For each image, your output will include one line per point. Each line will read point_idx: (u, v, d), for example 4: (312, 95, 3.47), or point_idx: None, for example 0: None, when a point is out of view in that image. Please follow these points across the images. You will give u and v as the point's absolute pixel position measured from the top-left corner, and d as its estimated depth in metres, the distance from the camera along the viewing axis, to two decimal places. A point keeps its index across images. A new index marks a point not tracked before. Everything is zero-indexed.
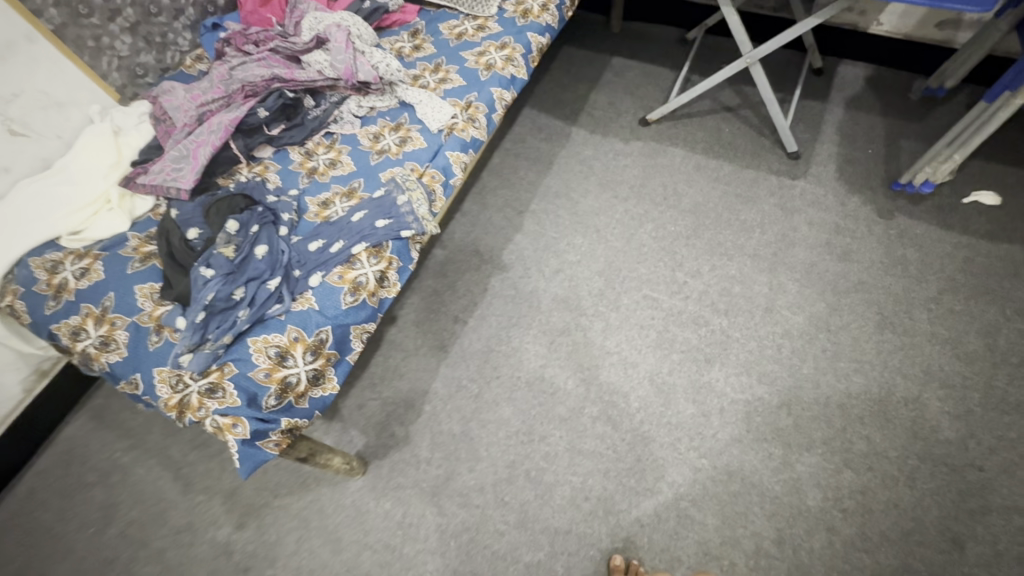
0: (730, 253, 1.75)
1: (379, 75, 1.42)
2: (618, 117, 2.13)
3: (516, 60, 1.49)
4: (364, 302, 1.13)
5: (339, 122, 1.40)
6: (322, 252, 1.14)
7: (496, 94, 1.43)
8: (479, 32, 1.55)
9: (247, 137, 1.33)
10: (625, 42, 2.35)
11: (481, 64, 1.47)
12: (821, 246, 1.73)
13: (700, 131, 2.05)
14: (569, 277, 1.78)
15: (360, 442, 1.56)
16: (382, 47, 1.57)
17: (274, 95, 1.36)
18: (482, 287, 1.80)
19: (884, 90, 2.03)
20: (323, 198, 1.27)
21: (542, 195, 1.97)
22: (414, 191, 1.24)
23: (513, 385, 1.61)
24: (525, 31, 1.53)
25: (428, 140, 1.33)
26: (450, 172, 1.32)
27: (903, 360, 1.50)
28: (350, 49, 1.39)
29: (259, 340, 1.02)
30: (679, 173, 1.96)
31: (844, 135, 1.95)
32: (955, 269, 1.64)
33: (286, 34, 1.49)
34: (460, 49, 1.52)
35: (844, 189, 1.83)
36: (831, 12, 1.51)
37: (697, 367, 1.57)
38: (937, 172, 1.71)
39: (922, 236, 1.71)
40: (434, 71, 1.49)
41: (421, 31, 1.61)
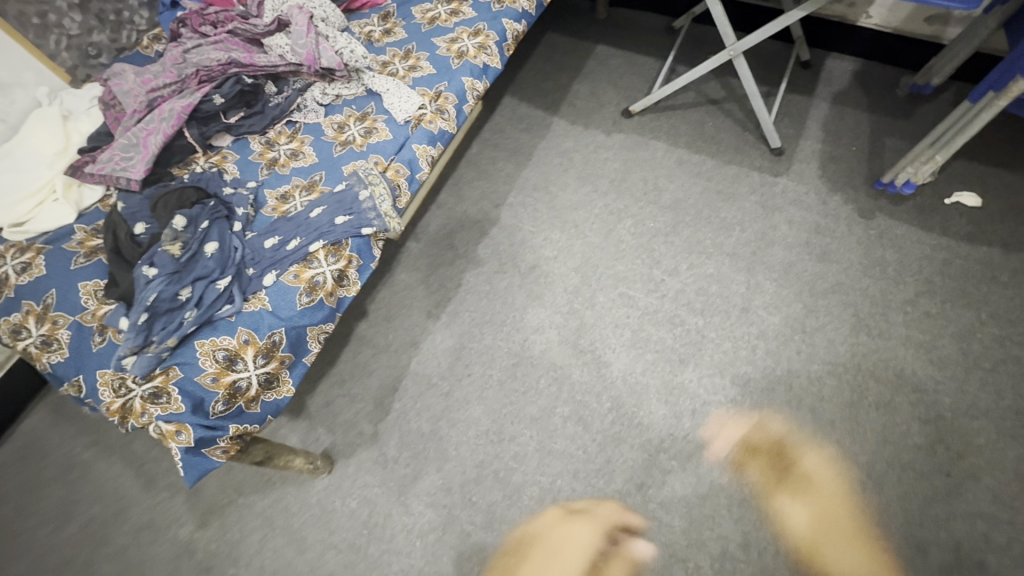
0: (709, 251, 1.72)
1: (344, 61, 1.35)
2: (600, 108, 2.08)
3: (489, 48, 1.42)
4: (320, 303, 1.09)
5: (302, 110, 1.34)
6: (278, 249, 1.10)
7: (467, 84, 1.37)
8: (452, 17, 1.48)
9: (203, 125, 1.26)
10: (610, 30, 2.28)
11: (452, 52, 1.40)
12: (800, 246, 1.71)
13: (683, 124, 2.01)
14: (545, 273, 1.74)
15: (327, 440, 1.53)
16: (350, 30, 1.50)
17: (231, 81, 1.29)
18: (456, 282, 1.76)
19: (871, 86, 1.99)
20: (282, 191, 1.22)
21: (520, 188, 1.92)
22: (376, 186, 1.19)
23: (484, 383, 1.58)
24: (500, 17, 1.47)
25: (393, 132, 1.28)
26: (416, 166, 1.27)
27: (876, 363, 1.49)
28: (312, 33, 1.33)
29: (207, 342, 0.98)
30: (660, 168, 1.91)
31: (828, 131, 1.92)
32: (934, 272, 1.62)
33: (248, 14, 1.41)
34: (431, 35, 1.46)
35: (826, 187, 1.80)
36: (819, 3, 1.45)
37: (670, 367, 1.55)
38: (918, 173, 1.67)
39: (901, 238, 1.69)
40: (404, 58, 1.43)
41: (392, 14, 1.54)
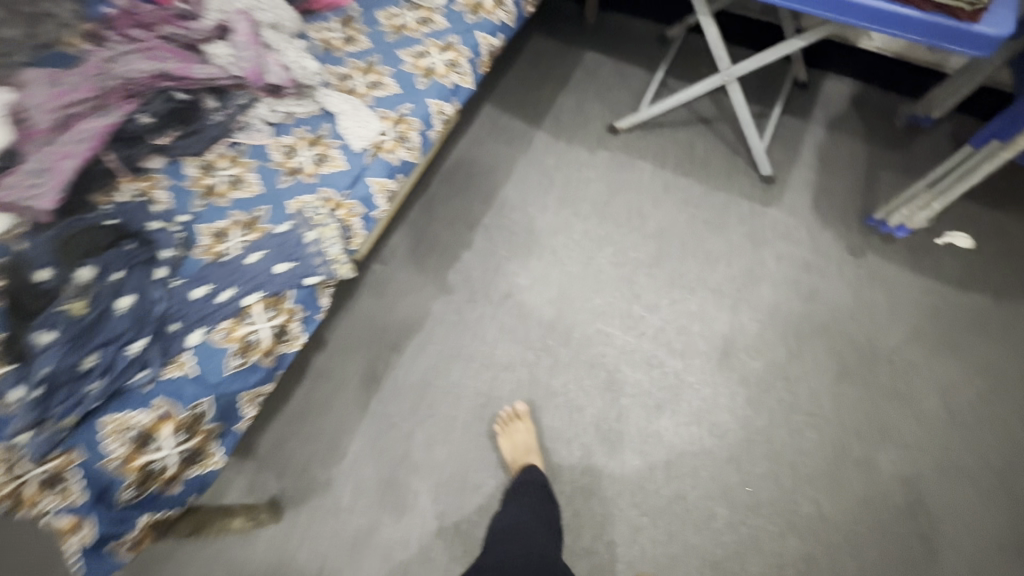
0: (692, 286, 1.63)
1: (292, 75, 1.22)
2: (585, 123, 1.95)
3: (460, 67, 1.28)
4: (254, 365, 0.97)
5: (246, 130, 1.19)
6: (207, 301, 0.97)
7: (433, 108, 1.23)
8: (421, 26, 1.33)
9: (128, 147, 1.10)
10: (600, 36, 2.14)
11: (419, 68, 1.26)
12: (789, 284, 1.62)
13: (671, 145, 1.90)
14: (519, 304, 1.63)
15: (275, 486, 1.41)
16: (306, 35, 1.34)
17: (162, 96, 1.13)
18: (423, 311, 1.64)
19: (867, 113, 1.91)
20: (219, 226, 1.08)
21: (496, 208, 1.80)
22: (325, 227, 1.07)
23: (448, 426, 1.48)
24: (474, 30, 1.32)
25: (349, 162, 1.14)
26: (372, 204, 1.14)
27: (859, 417, 1.43)
28: (256, 45, 1.21)
29: (116, 418, 0.85)
30: (645, 193, 1.81)
31: (822, 159, 1.83)
32: (922, 318, 1.56)
33: (187, 14, 1.23)
34: (396, 47, 1.31)
35: (817, 221, 1.73)
36: (823, 33, 1.35)
37: (646, 414, 1.46)
38: (912, 217, 1.61)
39: (891, 278, 1.62)
40: (366, 72, 1.28)
41: (354, 19, 1.38)
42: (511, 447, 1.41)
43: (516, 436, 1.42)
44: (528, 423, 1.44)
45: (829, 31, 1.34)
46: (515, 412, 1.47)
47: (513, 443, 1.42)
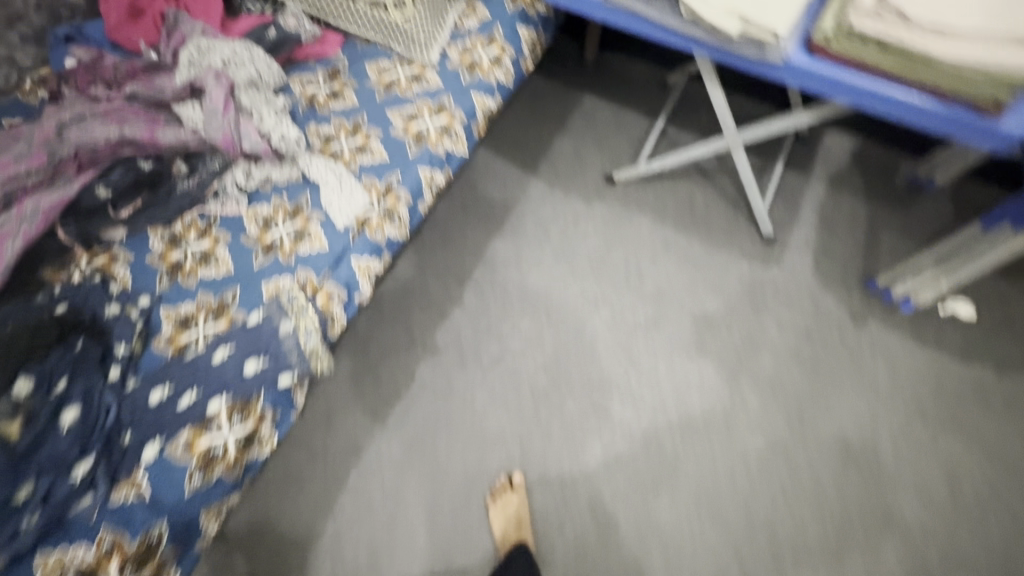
0: (691, 354, 1.57)
1: (269, 138, 1.12)
2: (581, 172, 1.88)
3: (454, 132, 1.19)
4: (217, 480, 0.86)
5: (219, 197, 1.10)
6: (166, 407, 0.87)
7: (424, 177, 1.14)
8: (413, 85, 1.26)
9: (84, 221, 1.00)
10: (598, 78, 2.07)
11: (409, 133, 1.18)
12: (789, 353, 1.58)
13: (670, 198, 1.83)
14: (510, 369, 1.55)
15: (245, 571, 1.30)
16: (289, 88, 1.25)
17: (125, 164, 1.03)
18: (409, 374, 1.54)
19: (868, 170, 1.87)
20: (184, 311, 0.98)
21: (488, 261, 1.71)
22: (301, 317, 0.97)
23: (433, 505, 1.38)
24: (470, 91, 1.24)
25: (330, 241, 1.05)
26: (354, 287, 1.03)
27: (862, 501, 1.38)
28: (230, 110, 1.09)
29: (55, 556, 0.76)
30: (643, 249, 1.74)
31: (823, 219, 1.78)
32: (926, 394, 1.52)
33: (159, 66, 1.15)
34: (386, 106, 1.23)
35: (819, 285, 1.68)
36: (825, 112, 1.32)
37: (643, 494, 1.39)
38: (916, 290, 1.59)
39: (893, 349, 1.58)
40: (352, 134, 1.20)
41: (341, 71, 1.29)
42: (502, 521, 1.34)
43: (508, 508, 1.35)
44: (521, 495, 1.37)
45: (832, 112, 1.30)
46: (510, 482, 1.39)
47: (504, 517, 1.35)
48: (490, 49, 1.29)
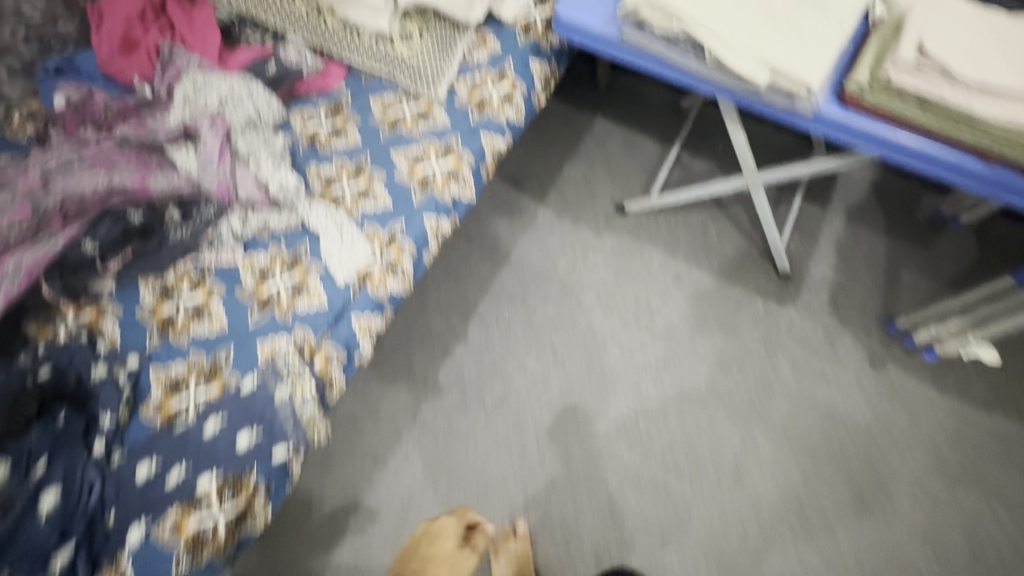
0: (702, 398, 1.52)
1: (267, 188, 1.06)
2: (591, 201, 1.82)
3: (461, 177, 1.13)
4: (206, 562, 0.82)
5: (214, 245, 1.04)
6: (153, 484, 0.83)
7: (430, 226, 1.08)
8: (419, 123, 1.20)
9: (69, 275, 0.95)
10: (610, 101, 2.01)
11: (414, 178, 1.12)
12: (804, 399, 1.52)
13: (683, 230, 1.76)
14: (515, 410, 1.50)
15: None
16: (289, 124, 1.19)
17: (116, 217, 0.98)
18: (410, 415, 1.49)
19: (889, 204, 1.80)
20: (175, 373, 0.93)
21: (493, 295, 1.66)
22: (299, 383, 0.92)
23: None
24: (478, 131, 1.18)
25: (330, 296, 0.99)
26: (354, 346, 0.99)
27: (879, 560, 1.33)
28: (226, 158, 1.04)
29: None
30: (654, 284, 1.68)
31: (841, 255, 1.72)
32: (947, 445, 1.46)
33: (153, 103, 1.10)
34: (391, 146, 1.17)
35: (837, 326, 1.62)
36: (852, 159, 1.29)
37: (650, 548, 1.34)
38: (940, 338, 1.53)
39: (913, 395, 1.52)
40: (354, 176, 1.14)
41: (343, 106, 1.23)
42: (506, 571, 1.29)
43: (512, 558, 1.30)
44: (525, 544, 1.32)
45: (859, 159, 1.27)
46: (514, 529, 1.34)
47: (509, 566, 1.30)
48: (500, 85, 1.23)
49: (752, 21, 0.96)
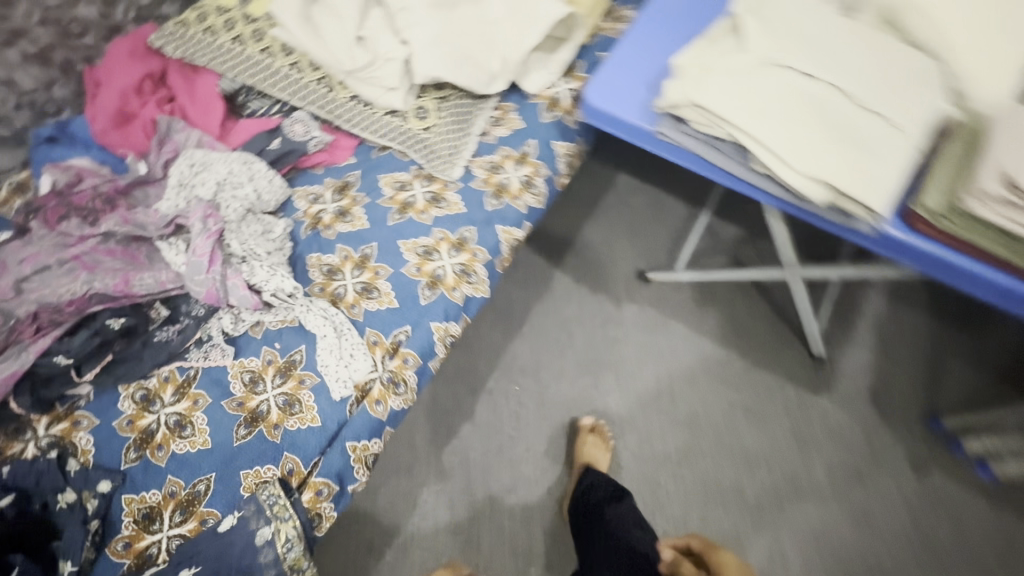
0: (725, 497, 1.41)
1: (260, 294, 0.98)
2: (612, 266, 1.71)
3: (474, 275, 1.04)
4: None
5: (203, 346, 0.96)
6: None
7: (436, 332, 0.99)
8: (431, 208, 1.10)
9: (45, 387, 0.87)
10: (635, 154, 1.89)
11: (423, 275, 1.02)
12: (838, 503, 1.40)
13: (710, 303, 1.65)
14: (523, 502, 1.41)
15: None
16: (291, 205, 1.11)
17: (93, 325, 0.89)
18: (411, 502, 1.40)
19: (934, 282, 1.67)
20: (149, 501, 0.85)
21: (504, 369, 1.56)
22: (283, 522, 0.84)
23: None
24: (494, 221, 1.09)
25: (324, 416, 0.91)
26: (348, 477, 0.90)
27: None
28: (216, 265, 0.94)
29: None
30: (676, 364, 1.57)
31: (883, 339, 1.59)
32: (995, 564, 1.34)
33: (147, 179, 1.03)
34: (399, 234, 1.08)
35: (876, 420, 1.49)
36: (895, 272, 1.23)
37: None
38: (996, 454, 1.41)
39: (959, 505, 1.40)
40: (358, 267, 1.05)
41: (351, 185, 1.14)
42: None
43: None
44: None
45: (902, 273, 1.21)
46: None
47: None
48: (520, 169, 1.13)
49: (810, 129, 0.83)
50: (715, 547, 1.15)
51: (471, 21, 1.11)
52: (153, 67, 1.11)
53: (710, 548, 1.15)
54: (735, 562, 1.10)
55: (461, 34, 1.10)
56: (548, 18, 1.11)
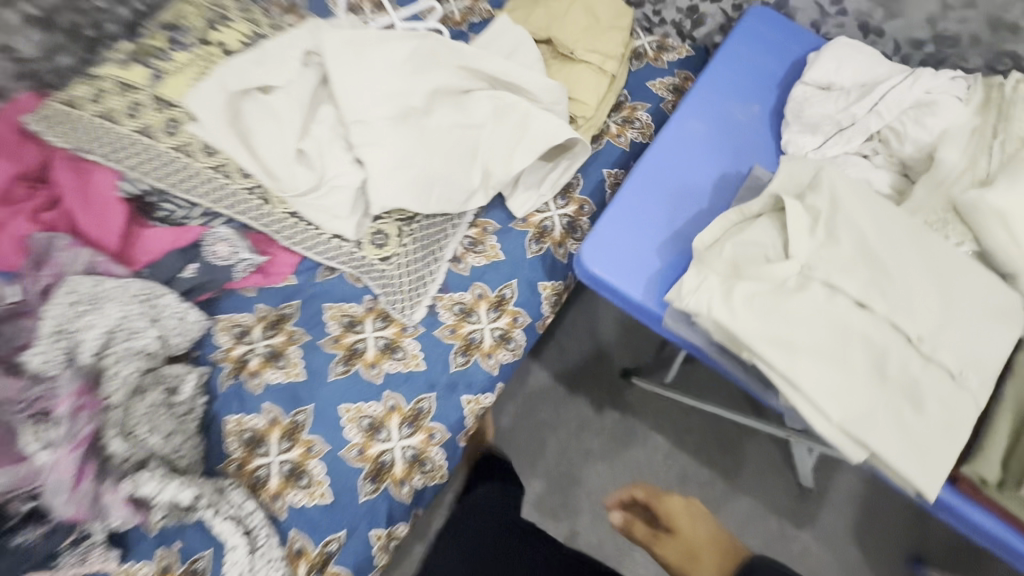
0: None
1: (149, 506, 0.76)
2: (595, 362, 1.53)
3: (428, 461, 0.88)
4: None
5: (74, 555, 0.72)
6: None
7: (375, 537, 0.84)
8: (384, 360, 0.91)
9: None
10: None
11: (367, 460, 0.85)
12: None
13: (695, 413, 1.51)
14: None
15: None
16: (211, 340, 0.90)
17: None
18: None
19: None
20: None
21: None
22: None
23: None
24: (458, 387, 0.91)
25: None
26: None
27: None
28: (86, 483, 0.72)
29: None
30: (654, 484, 1.44)
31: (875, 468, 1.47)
32: None
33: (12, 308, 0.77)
34: (341, 396, 0.88)
35: (858, 561, 1.39)
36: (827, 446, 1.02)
37: None
38: None
39: None
40: (288, 438, 0.85)
41: (286, 319, 0.93)
42: None
43: None
44: None
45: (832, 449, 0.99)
46: None
47: None
48: (496, 318, 0.94)
49: (854, 372, 0.66)
50: (658, 496, 1.34)
51: (449, 133, 0.91)
52: (28, 164, 0.88)
53: (655, 498, 1.33)
54: (680, 506, 1.30)
55: (435, 151, 0.89)
56: (544, 141, 0.91)
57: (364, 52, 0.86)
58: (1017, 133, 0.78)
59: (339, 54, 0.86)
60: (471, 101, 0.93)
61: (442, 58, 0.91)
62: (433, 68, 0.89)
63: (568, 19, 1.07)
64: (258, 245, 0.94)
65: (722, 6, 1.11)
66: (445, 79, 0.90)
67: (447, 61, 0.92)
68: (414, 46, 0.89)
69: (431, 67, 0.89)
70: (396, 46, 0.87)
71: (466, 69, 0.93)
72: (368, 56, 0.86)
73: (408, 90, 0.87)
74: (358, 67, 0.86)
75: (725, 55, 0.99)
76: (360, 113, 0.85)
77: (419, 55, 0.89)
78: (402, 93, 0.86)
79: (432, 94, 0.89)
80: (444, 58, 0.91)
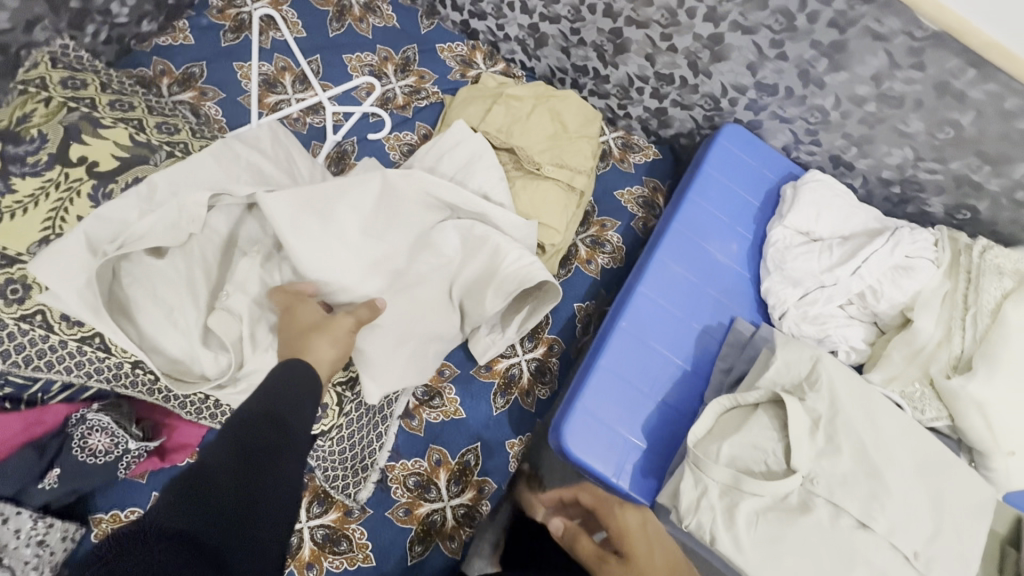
0: None
1: None
2: None
3: None
4: None
5: None
6: None
7: None
8: (326, 557, 0.75)
9: None
10: None
11: None
12: None
13: None
14: None
15: None
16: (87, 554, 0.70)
17: None
18: None
19: None
20: None
21: None
22: None
23: None
24: None
25: None
26: None
27: None
28: None
29: None
30: None
31: None
32: None
33: None
34: None
35: None
36: None
37: None
38: None
39: None
40: None
41: None
42: None
43: None
44: None
45: None
46: None
47: None
48: (458, 490, 0.82)
49: None
50: (614, 507, 0.70)
51: (431, 285, 0.77)
52: None
53: (610, 511, 0.70)
54: (636, 527, 0.67)
55: (423, 313, 0.76)
56: (515, 282, 0.77)
57: (330, 213, 0.70)
58: (987, 305, 0.77)
59: (297, 221, 0.68)
60: (438, 237, 0.78)
61: (407, 193, 0.77)
62: (402, 213, 0.76)
63: (531, 123, 0.95)
64: (138, 412, 0.75)
65: (694, 113, 1.00)
66: (417, 221, 0.77)
67: (412, 196, 0.78)
68: (379, 183, 0.74)
69: (401, 211, 0.76)
70: (363, 190, 0.72)
71: (430, 199, 0.79)
72: (335, 216, 0.71)
73: (388, 251, 0.74)
74: (328, 236, 0.70)
75: (702, 182, 0.92)
76: (341, 294, 0.71)
77: (386, 198, 0.75)
78: (383, 256, 0.73)
79: (411, 244, 0.76)
80: (408, 191, 0.77)
